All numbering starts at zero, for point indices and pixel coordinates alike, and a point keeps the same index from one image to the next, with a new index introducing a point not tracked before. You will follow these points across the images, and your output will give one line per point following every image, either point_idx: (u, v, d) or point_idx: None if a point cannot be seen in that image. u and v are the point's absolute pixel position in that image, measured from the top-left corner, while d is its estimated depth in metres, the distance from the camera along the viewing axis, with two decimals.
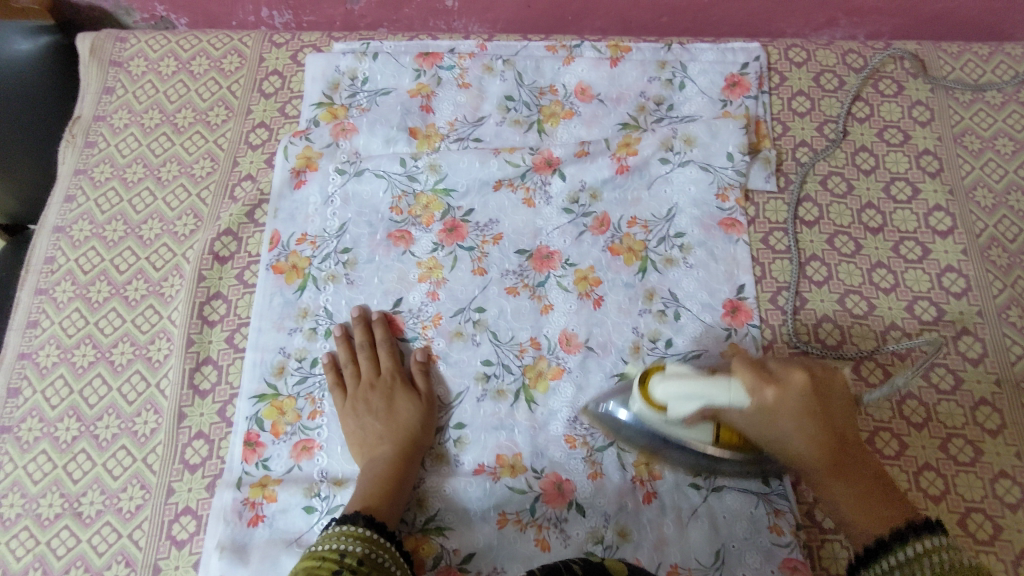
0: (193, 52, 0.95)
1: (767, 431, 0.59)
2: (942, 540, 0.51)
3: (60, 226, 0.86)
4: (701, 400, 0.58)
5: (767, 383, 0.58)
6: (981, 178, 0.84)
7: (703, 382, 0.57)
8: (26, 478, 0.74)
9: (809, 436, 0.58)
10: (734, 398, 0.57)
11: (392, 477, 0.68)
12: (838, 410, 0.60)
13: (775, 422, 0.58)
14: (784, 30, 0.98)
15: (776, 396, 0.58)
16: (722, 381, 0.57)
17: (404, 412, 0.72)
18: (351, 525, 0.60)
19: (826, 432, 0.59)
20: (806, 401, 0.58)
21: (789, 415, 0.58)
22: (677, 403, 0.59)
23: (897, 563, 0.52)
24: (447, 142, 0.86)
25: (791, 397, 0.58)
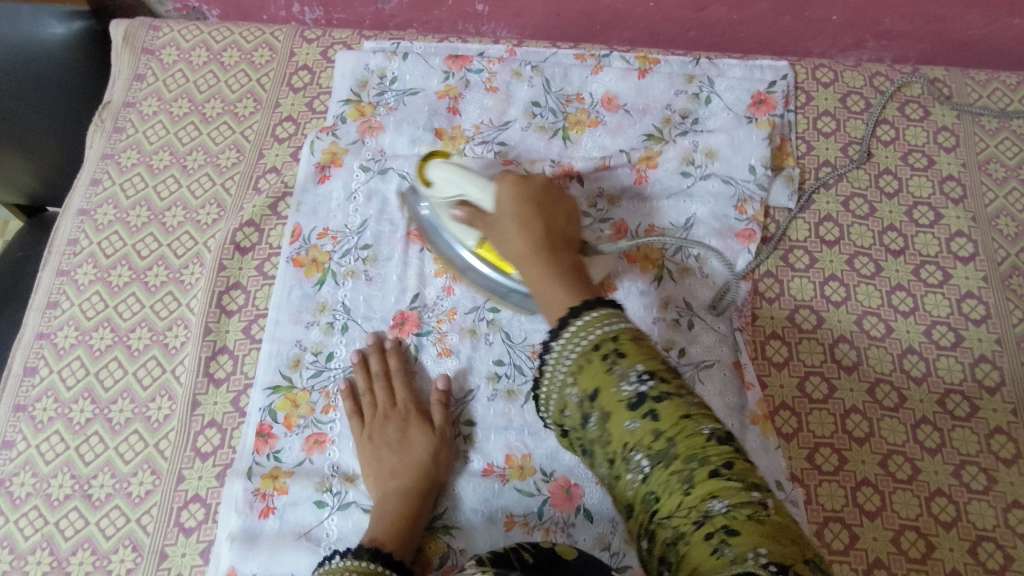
0: (225, 44, 0.96)
1: (498, 228, 0.60)
2: (615, 309, 0.49)
3: (85, 209, 0.87)
4: (458, 190, 0.67)
5: (506, 180, 0.62)
6: (1004, 207, 0.84)
7: (464, 176, 0.66)
8: (38, 458, 0.74)
9: (517, 222, 0.58)
10: (481, 195, 0.64)
11: (413, 507, 0.66)
12: (560, 219, 0.60)
13: (503, 219, 0.59)
14: (811, 49, 0.98)
15: (510, 193, 0.60)
16: (478, 179, 0.65)
17: (419, 444, 0.70)
18: (354, 560, 0.56)
19: (541, 223, 0.58)
20: (529, 197, 0.60)
21: (506, 210, 0.59)
22: (444, 185, 0.68)
23: (576, 330, 0.48)
24: (472, 144, 0.87)
25: (507, 197, 0.60)
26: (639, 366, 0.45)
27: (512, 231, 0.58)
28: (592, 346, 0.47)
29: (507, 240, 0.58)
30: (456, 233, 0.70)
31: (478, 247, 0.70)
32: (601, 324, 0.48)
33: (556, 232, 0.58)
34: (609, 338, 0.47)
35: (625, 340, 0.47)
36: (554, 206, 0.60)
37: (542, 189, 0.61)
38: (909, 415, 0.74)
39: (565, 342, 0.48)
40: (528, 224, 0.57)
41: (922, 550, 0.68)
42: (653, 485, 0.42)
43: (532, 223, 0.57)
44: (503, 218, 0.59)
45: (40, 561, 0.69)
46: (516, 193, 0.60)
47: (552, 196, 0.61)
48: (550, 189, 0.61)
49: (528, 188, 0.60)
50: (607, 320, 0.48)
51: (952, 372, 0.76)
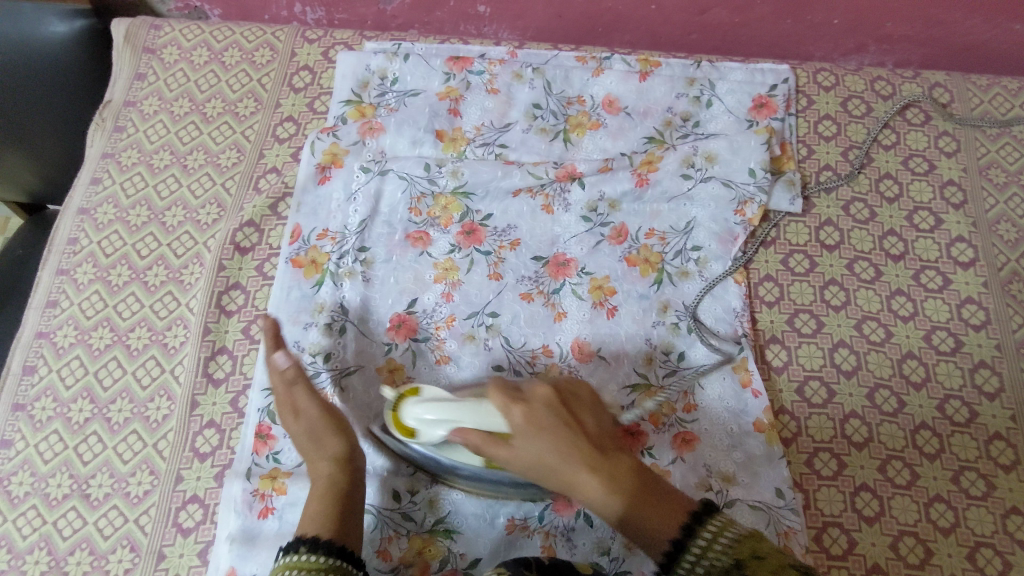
0: (226, 43, 0.96)
1: (526, 461, 0.57)
2: (721, 515, 0.52)
3: (85, 208, 0.87)
4: (451, 420, 0.63)
5: (514, 403, 0.59)
6: (1005, 213, 0.84)
7: (452, 407, 0.63)
8: (37, 457, 0.74)
9: (558, 447, 0.57)
10: (485, 415, 0.61)
11: (339, 483, 0.63)
12: (588, 415, 0.61)
13: (531, 447, 0.57)
14: (813, 53, 0.98)
15: (522, 417, 0.58)
16: (469, 402, 0.63)
17: (319, 420, 0.66)
18: (295, 555, 0.56)
19: (584, 441, 0.57)
20: (549, 415, 0.58)
21: (529, 435, 0.57)
22: (433, 424, 0.64)
23: (698, 565, 0.50)
24: (473, 146, 0.87)
25: (523, 424, 0.58)
26: (787, 568, 0.48)
27: (562, 465, 0.56)
28: (732, 563, 0.49)
29: (559, 473, 0.57)
30: (461, 457, 0.67)
31: (487, 466, 0.66)
32: (717, 543, 0.50)
33: (601, 445, 0.58)
34: (731, 558, 0.49)
35: (750, 551, 0.49)
36: (575, 413, 0.60)
37: (554, 401, 0.60)
38: (909, 421, 0.74)
39: (694, 574, 0.50)
40: (569, 450, 0.56)
41: (920, 556, 0.68)
42: None
43: (575, 447, 0.57)
44: (533, 447, 0.57)
45: (38, 560, 0.69)
46: (535, 417, 0.58)
47: (565, 400, 0.61)
48: (561, 396, 0.60)
49: (543, 404, 0.59)
50: (722, 539, 0.50)
51: (952, 378, 0.76)
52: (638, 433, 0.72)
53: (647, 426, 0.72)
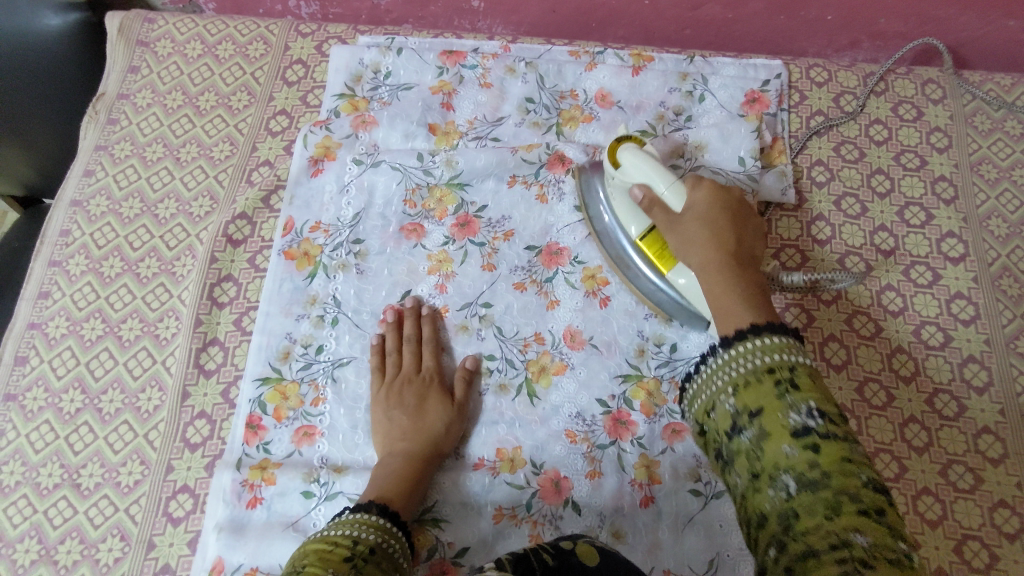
0: (220, 37, 0.96)
1: (689, 234, 0.65)
2: (794, 340, 0.54)
3: (78, 200, 0.87)
4: (648, 179, 0.69)
5: (704, 185, 0.67)
6: (995, 208, 0.84)
7: (653, 167, 0.69)
8: (28, 447, 0.74)
9: (708, 232, 0.64)
10: (673, 194, 0.67)
11: (408, 473, 0.67)
12: (747, 235, 0.66)
13: (689, 225, 0.65)
14: (806, 48, 0.98)
15: (705, 199, 0.66)
16: (671, 176, 0.68)
17: (433, 413, 0.71)
18: (364, 513, 0.60)
19: (732, 240, 0.64)
20: (719, 211, 0.66)
21: (696, 213, 0.66)
22: (633, 170, 0.70)
23: (752, 347, 0.54)
24: (466, 139, 0.87)
25: (702, 203, 0.66)
26: (810, 401, 0.49)
27: (703, 237, 0.64)
28: (761, 373, 0.52)
29: (695, 251, 0.64)
30: (625, 216, 0.73)
31: (642, 238, 0.72)
32: (775, 351, 0.53)
33: (742, 253, 0.64)
34: (784, 365, 0.52)
35: (800, 376, 0.51)
36: (744, 224, 0.66)
37: (733, 207, 0.67)
38: (897, 414, 0.74)
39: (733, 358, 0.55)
40: (719, 232, 0.64)
41: None
42: (795, 505, 0.46)
43: (724, 236, 0.64)
44: (692, 224, 0.65)
45: (29, 549, 0.70)
46: (709, 200, 0.66)
47: (742, 214, 0.67)
48: (740, 207, 0.67)
49: (724, 203, 0.66)
50: (775, 350, 0.53)
51: (941, 372, 0.76)
52: (627, 423, 0.72)
53: (637, 416, 0.72)
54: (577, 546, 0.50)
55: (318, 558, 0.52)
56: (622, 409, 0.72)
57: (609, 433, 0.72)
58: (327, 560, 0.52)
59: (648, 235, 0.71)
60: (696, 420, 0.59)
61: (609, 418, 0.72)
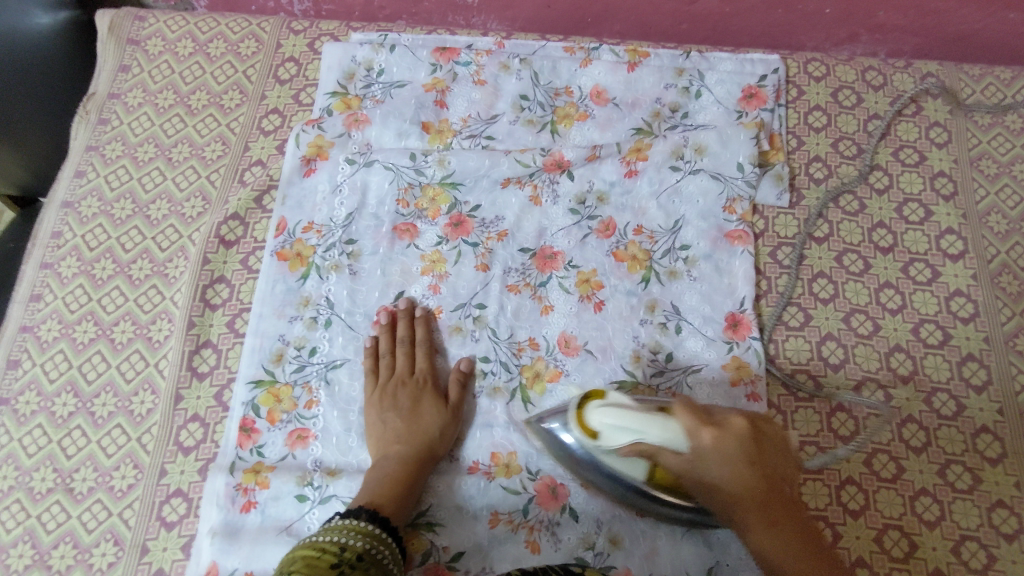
0: (211, 35, 0.95)
1: (698, 477, 0.56)
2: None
3: (69, 201, 0.86)
4: (634, 434, 0.56)
5: (704, 425, 0.54)
6: (995, 204, 0.83)
7: (645, 417, 0.56)
8: (21, 451, 0.74)
9: (743, 463, 0.54)
10: (671, 443, 0.55)
11: (400, 477, 0.67)
12: (775, 460, 0.56)
13: (705, 464, 0.54)
14: (804, 43, 0.97)
15: (712, 440, 0.54)
16: (659, 417, 0.56)
17: (427, 417, 0.71)
18: (352, 519, 0.60)
19: (763, 483, 0.54)
20: (740, 444, 0.54)
21: (716, 456, 0.54)
22: (613, 432, 0.58)
23: None
24: (459, 138, 0.86)
25: (717, 450, 0.54)
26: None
27: (735, 495, 0.54)
28: None
29: (715, 490, 0.55)
30: (624, 467, 0.62)
31: (650, 480, 0.62)
32: None
33: (778, 494, 0.54)
34: None
35: None
36: (767, 446, 0.56)
37: (748, 446, 0.55)
38: (895, 414, 0.73)
39: None
40: (753, 471, 0.54)
41: (904, 550, 0.68)
42: None
43: (756, 474, 0.54)
44: (711, 465, 0.54)
45: (22, 554, 0.70)
46: (722, 440, 0.54)
47: (755, 440, 0.55)
48: (752, 432, 0.55)
49: (737, 438, 0.54)
50: None
51: (939, 371, 0.75)
52: None
53: None
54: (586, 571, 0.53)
55: (306, 563, 0.52)
56: None
57: None
58: (316, 567, 0.52)
59: (654, 473, 0.61)
60: None
61: None
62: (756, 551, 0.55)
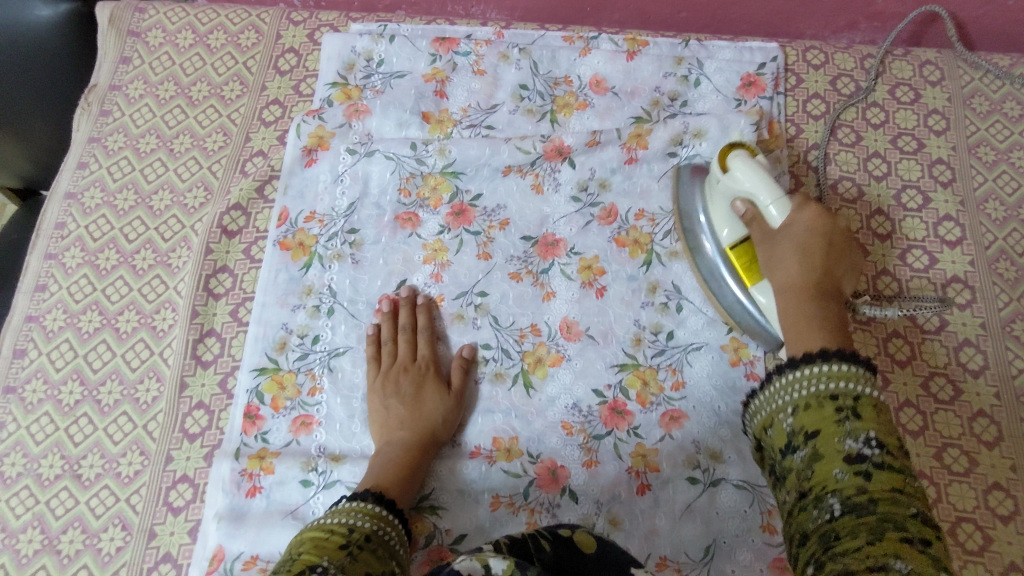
0: (211, 26, 0.96)
1: (770, 248, 0.66)
2: (864, 371, 0.53)
3: (72, 192, 0.87)
4: (753, 189, 0.67)
5: (810, 206, 0.66)
6: (993, 190, 0.84)
7: (766, 180, 0.67)
8: (28, 439, 0.75)
9: (803, 252, 0.64)
10: (777, 210, 0.66)
11: (405, 462, 0.68)
12: (839, 268, 0.65)
13: (788, 240, 0.64)
14: (803, 31, 0.97)
15: (807, 219, 0.65)
16: (778, 191, 0.66)
17: (430, 402, 0.72)
18: (360, 502, 0.60)
19: (820, 271, 0.63)
20: (814, 237, 0.64)
21: (791, 232, 0.65)
22: (738, 177, 0.68)
23: (785, 383, 0.57)
24: (459, 127, 0.86)
25: (803, 224, 0.65)
26: (870, 431, 0.50)
27: (789, 260, 0.64)
28: (815, 398, 0.54)
29: (781, 268, 0.64)
30: (715, 215, 0.72)
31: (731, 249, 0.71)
32: (824, 379, 0.54)
33: (828, 293, 0.63)
34: (857, 398, 0.52)
35: (866, 405, 0.52)
36: (841, 261, 0.65)
37: (834, 240, 0.65)
38: (892, 398, 0.74)
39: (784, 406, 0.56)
40: (808, 258, 0.63)
41: None
42: (838, 527, 0.48)
43: (812, 263, 0.63)
44: (784, 240, 0.65)
45: (32, 539, 0.71)
46: (815, 222, 0.65)
47: (839, 246, 0.65)
48: (839, 238, 0.65)
49: (826, 231, 0.65)
50: (837, 376, 0.53)
51: (936, 356, 0.76)
52: (623, 412, 0.72)
53: (633, 406, 0.72)
54: (575, 535, 0.51)
55: (314, 545, 0.53)
56: (618, 399, 0.73)
57: (605, 422, 0.72)
58: (323, 547, 0.53)
59: (738, 245, 0.70)
60: (753, 432, 0.62)
61: (605, 407, 0.73)
62: (783, 324, 0.63)
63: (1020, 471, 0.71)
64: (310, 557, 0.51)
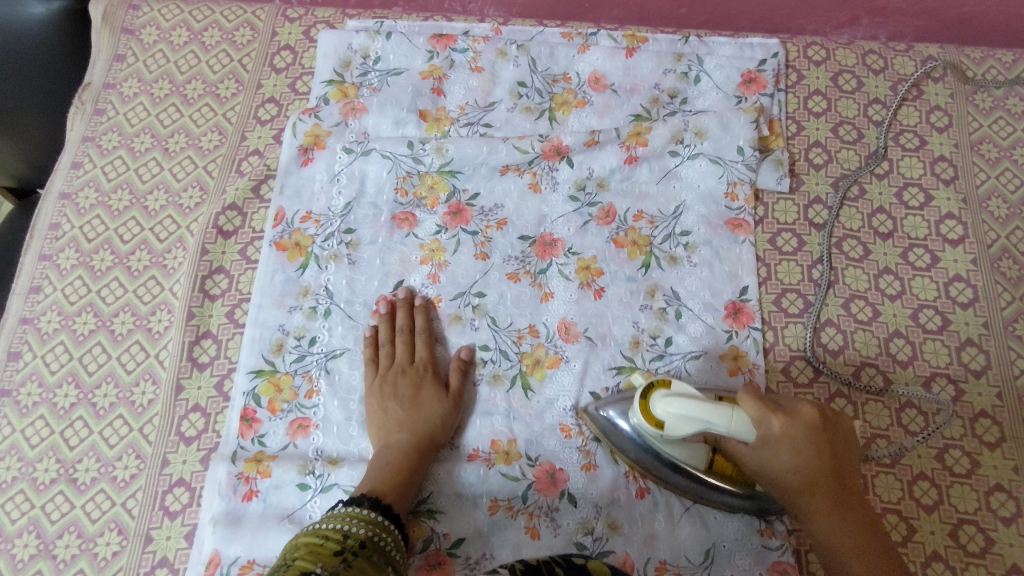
0: (206, 23, 0.95)
1: (763, 459, 0.60)
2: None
3: (66, 192, 0.86)
4: (701, 427, 0.57)
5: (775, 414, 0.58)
6: (995, 187, 0.83)
7: (710, 407, 0.56)
8: (24, 442, 0.74)
9: (801, 460, 0.59)
10: (738, 433, 0.57)
11: (402, 465, 0.67)
12: (839, 450, 0.60)
13: (777, 450, 0.59)
14: (804, 27, 0.96)
15: (781, 426, 0.58)
16: (727, 410, 0.56)
17: (428, 405, 0.71)
18: (355, 507, 0.60)
19: (827, 467, 0.59)
20: (805, 444, 0.59)
21: (776, 448, 0.58)
22: (677, 423, 0.58)
23: None
24: (457, 126, 0.85)
25: (781, 443, 0.58)
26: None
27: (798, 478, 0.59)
28: None
29: (784, 468, 0.59)
30: (686, 453, 0.64)
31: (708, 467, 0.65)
32: None
33: (839, 479, 0.60)
34: None
35: None
36: (834, 437, 0.61)
37: (817, 428, 0.60)
38: (894, 399, 0.74)
39: None
40: (814, 465, 0.59)
41: (903, 534, 0.68)
42: None
43: (821, 467, 0.59)
44: (774, 459, 0.59)
45: (28, 544, 0.70)
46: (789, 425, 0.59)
47: (823, 425, 0.60)
48: (820, 417, 0.60)
49: (804, 423, 0.59)
50: None
51: (938, 356, 0.75)
52: None
53: None
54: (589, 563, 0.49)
55: (308, 551, 0.52)
56: None
57: None
58: (317, 554, 0.52)
59: (715, 456, 0.65)
60: None
61: None
62: (809, 528, 0.60)
63: (1022, 472, 0.70)
64: (305, 563, 0.50)
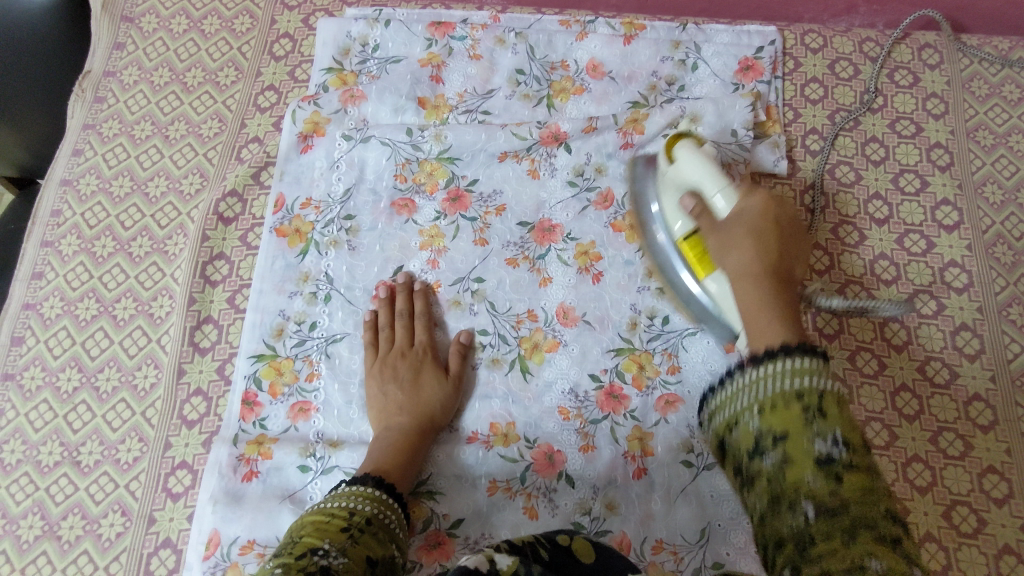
0: (205, 12, 0.95)
1: (725, 237, 0.63)
2: (820, 362, 0.49)
3: (67, 179, 0.87)
4: (700, 179, 0.67)
5: (758, 194, 0.64)
6: (991, 174, 0.83)
7: (711, 167, 0.66)
8: (27, 426, 0.75)
9: (753, 239, 0.61)
10: (722, 201, 0.65)
11: (404, 447, 0.68)
12: (790, 256, 0.62)
13: (736, 228, 0.62)
14: (801, 14, 0.96)
15: (757, 204, 0.63)
16: (724, 180, 0.66)
17: (428, 387, 0.72)
18: (360, 486, 0.61)
19: (775, 252, 0.61)
20: (765, 227, 0.62)
21: (742, 220, 0.62)
22: (686, 165, 0.68)
23: (764, 372, 0.51)
24: (456, 113, 0.86)
25: (753, 210, 0.63)
26: (837, 430, 0.46)
27: (742, 248, 0.61)
28: (790, 394, 0.49)
29: (733, 252, 0.62)
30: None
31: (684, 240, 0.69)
32: (807, 373, 0.49)
33: (783, 274, 0.60)
34: (813, 388, 0.48)
35: (829, 400, 0.47)
36: (786, 244, 0.63)
37: (785, 223, 0.64)
38: (888, 383, 0.74)
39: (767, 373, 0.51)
40: (763, 246, 0.61)
41: None
42: (816, 530, 0.44)
43: (767, 249, 0.61)
44: (737, 228, 0.62)
45: (32, 525, 0.71)
46: (765, 206, 0.63)
47: (789, 230, 0.64)
48: (789, 221, 0.64)
49: (776, 216, 0.63)
50: (807, 369, 0.49)
51: (933, 340, 0.76)
52: (620, 397, 0.72)
53: (629, 390, 0.73)
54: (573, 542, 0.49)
55: (316, 528, 0.53)
56: (614, 383, 0.73)
57: (601, 406, 0.72)
58: (325, 531, 0.53)
59: (689, 237, 0.69)
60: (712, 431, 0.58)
61: (601, 392, 0.73)
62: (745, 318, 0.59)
63: (1015, 454, 0.71)
64: (313, 539, 0.51)
